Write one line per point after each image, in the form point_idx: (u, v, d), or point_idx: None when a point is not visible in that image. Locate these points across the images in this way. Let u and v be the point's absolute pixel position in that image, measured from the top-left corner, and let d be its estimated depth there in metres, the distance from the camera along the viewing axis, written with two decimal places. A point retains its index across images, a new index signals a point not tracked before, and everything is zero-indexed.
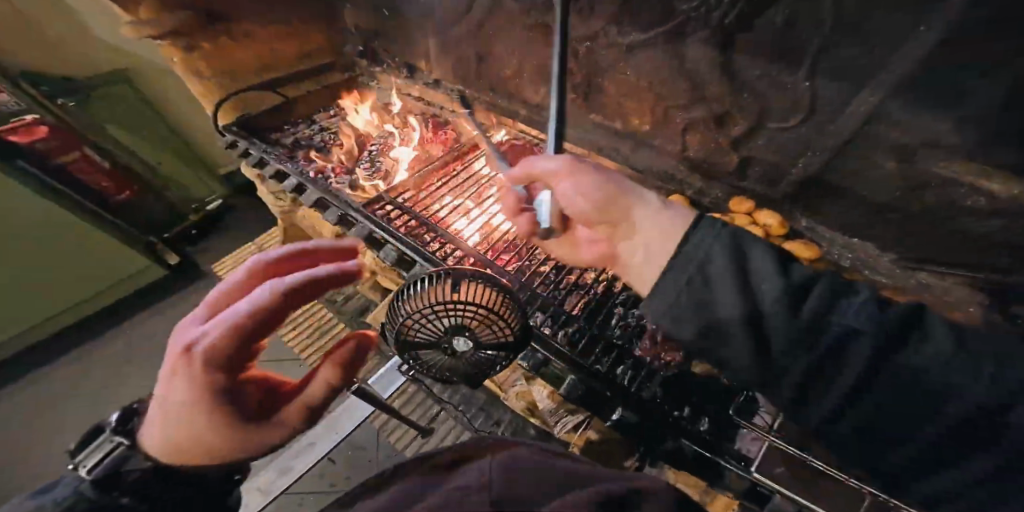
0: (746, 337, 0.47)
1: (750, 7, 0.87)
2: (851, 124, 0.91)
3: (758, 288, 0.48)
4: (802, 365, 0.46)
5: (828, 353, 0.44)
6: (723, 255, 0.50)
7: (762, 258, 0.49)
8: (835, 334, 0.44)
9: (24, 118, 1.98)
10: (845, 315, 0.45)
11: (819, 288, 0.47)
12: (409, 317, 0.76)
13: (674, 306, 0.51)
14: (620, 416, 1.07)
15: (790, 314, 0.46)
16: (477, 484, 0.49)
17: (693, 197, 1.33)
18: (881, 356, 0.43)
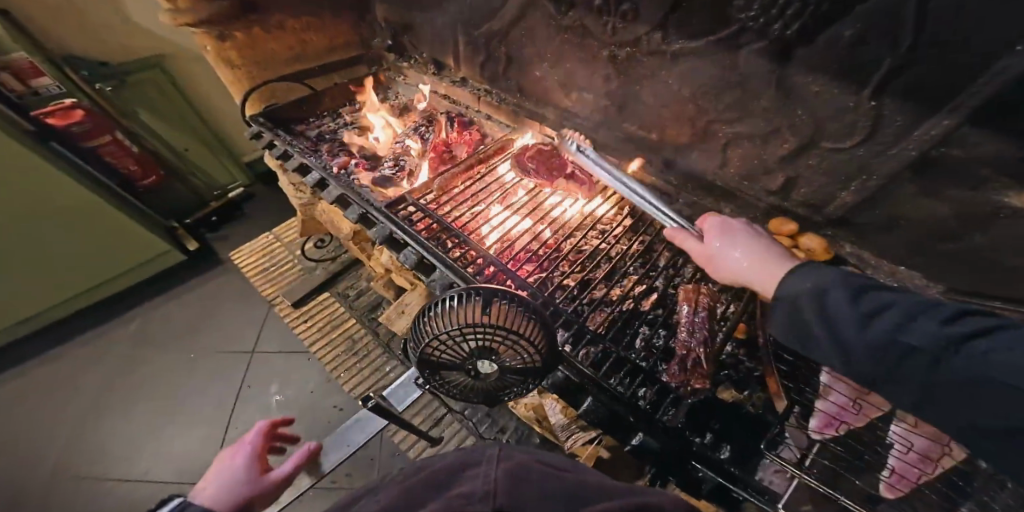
0: (838, 349, 0.61)
1: (816, 20, 0.80)
2: (915, 149, 0.82)
3: (838, 321, 0.60)
4: (900, 372, 0.55)
5: (916, 363, 0.53)
6: (810, 297, 0.63)
7: (839, 295, 0.60)
8: (915, 348, 0.53)
9: (63, 102, 2.05)
10: (918, 340, 0.52)
11: (902, 314, 0.55)
12: (436, 337, 0.74)
13: (787, 329, 0.68)
14: (640, 441, 0.98)
15: (867, 341, 0.57)
16: (486, 490, 0.56)
17: (731, 215, 1.24)
18: (969, 364, 0.48)
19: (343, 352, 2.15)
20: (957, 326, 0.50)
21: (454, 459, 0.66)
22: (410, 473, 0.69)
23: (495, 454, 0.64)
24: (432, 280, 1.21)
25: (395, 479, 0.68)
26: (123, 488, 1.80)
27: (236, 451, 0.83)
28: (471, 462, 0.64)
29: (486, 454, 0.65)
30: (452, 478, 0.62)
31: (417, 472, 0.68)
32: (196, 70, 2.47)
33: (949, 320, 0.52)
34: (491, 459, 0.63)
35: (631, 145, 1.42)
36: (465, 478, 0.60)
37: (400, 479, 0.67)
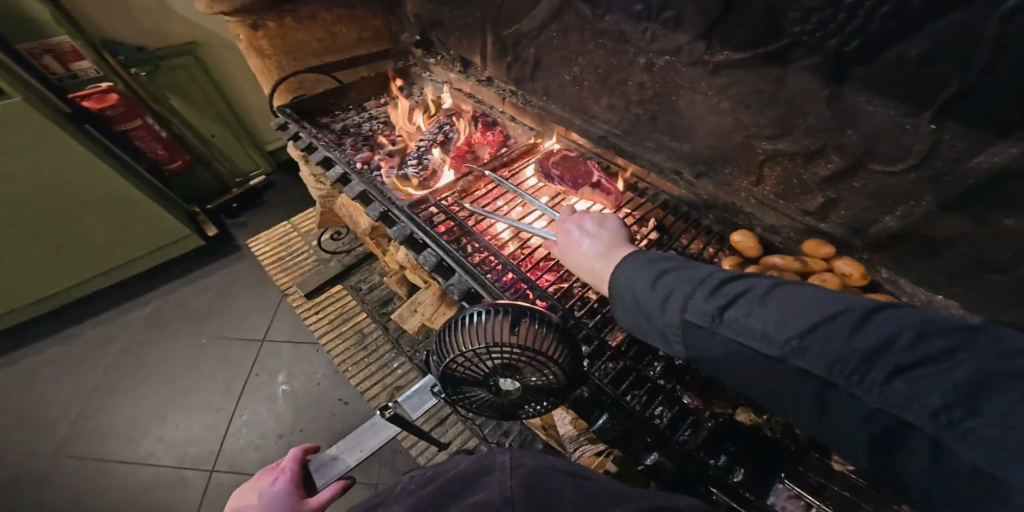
0: (657, 330, 0.68)
1: (877, 37, 0.77)
2: (974, 176, 0.77)
3: (652, 312, 0.68)
4: (698, 347, 0.63)
5: (705, 337, 0.60)
6: (629, 293, 0.72)
7: (638, 286, 0.70)
8: (698, 323, 0.61)
9: (100, 85, 2.08)
10: (700, 316, 0.61)
11: (682, 297, 0.63)
12: (459, 352, 0.71)
13: (623, 316, 0.74)
14: (654, 460, 0.98)
15: (679, 328, 0.64)
16: (499, 499, 0.54)
17: (761, 233, 1.20)
18: (735, 332, 0.57)
19: (351, 346, 2.14)
20: (720, 296, 0.59)
21: (468, 465, 0.65)
22: (422, 483, 0.67)
23: (506, 462, 0.63)
24: (450, 283, 1.20)
25: (406, 489, 0.66)
26: (131, 468, 1.83)
27: (275, 476, 0.80)
28: (484, 469, 0.63)
29: (498, 462, 0.64)
30: (467, 485, 0.60)
31: (427, 485, 0.65)
32: (226, 59, 2.52)
33: (716, 290, 0.61)
34: (504, 466, 0.62)
35: (661, 155, 1.38)
36: (479, 486, 0.58)
37: (412, 492, 0.65)
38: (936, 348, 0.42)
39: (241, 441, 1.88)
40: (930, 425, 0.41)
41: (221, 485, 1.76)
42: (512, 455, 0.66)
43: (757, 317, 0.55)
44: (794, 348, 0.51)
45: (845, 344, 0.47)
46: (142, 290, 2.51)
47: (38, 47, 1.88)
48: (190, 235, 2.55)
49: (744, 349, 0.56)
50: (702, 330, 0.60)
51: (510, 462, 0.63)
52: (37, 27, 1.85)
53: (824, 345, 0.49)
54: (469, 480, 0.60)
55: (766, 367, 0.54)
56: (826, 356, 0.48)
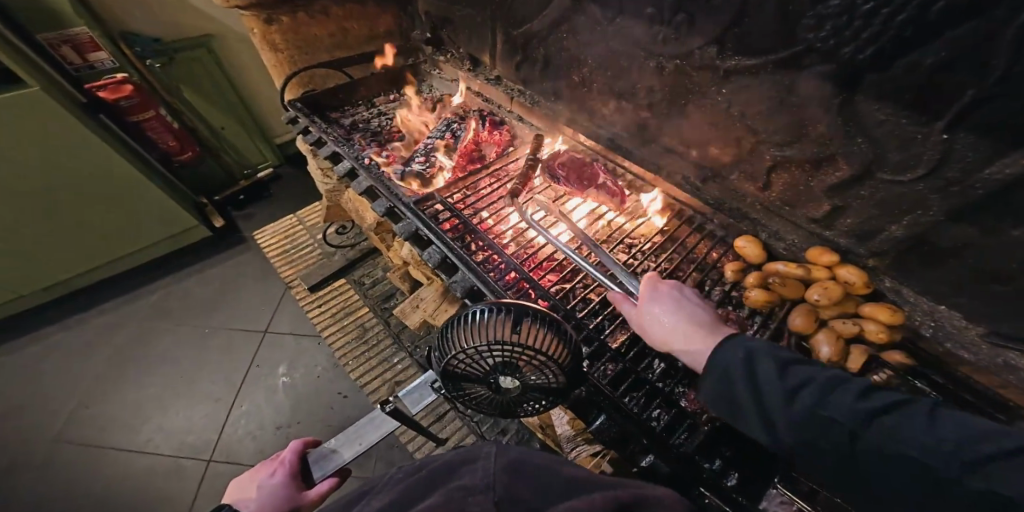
0: (765, 417, 0.66)
1: (893, 45, 0.77)
2: (985, 186, 0.77)
3: (769, 398, 0.66)
4: (818, 444, 0.61)
5: (840, 437, 0.60)
6: (745, 372, 0.69)
7: (767, 369, 0.68)
8: (837, 421, 0.60)
9: (115, 76, 2.10)
10: (841, 413, 0.60)
11: (813, 390, 0.63)
12: (460, 349, 0.70)
13: (720, 393, 0.72)
14: (650, 462, 0.93)
15: (805, 420, 0.62)
16: (481, 485, 0.54)
17: (765, 239, 1.20)
18: (882, 440, 0.57)
19: (352, 341, 2.15)
20: (861, 400, 0.61)
21: (453, 453, 0.63)
22: (409, 471, 0.64)
23: (492, 450, 0.61)
24: (453, 280, 1.19)
25: (395, 477, 0.64)
26: (130, 455, 1.84)
27: (274, 468, 0.79)
28: (469, 452, 0.62)
29: (484, 449, 0.62)
30: (453, 468, 0.59)
31: (414, 473, 0.63)
32: (239, 52, 2.55)
33: (864, 395, 0.61)
34: (489, 450, 0.61)
35: (668, 159, 1.38)
36: (462, 471, 0.57)
37: (398, 481, 0.62)
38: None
39: (239, 431, 1.89)
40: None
41: (218, 474, 1.77)
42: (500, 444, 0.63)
43: (916, 430, 0.56)
44: (939, 455, 0.53)
45: None
46: (148, 279, 2.53)
47: (57, 37, 1.91)
48: (198, 226, 2.58)
49: (884, 454, 0.57)
50: (840, 428, 0.60)
51: (496, 450, 0.61)
52: (57, 18, 1.89)
53: (965, 453, 0.52)
54: (453, 463, 0.60)
55: (882, 453, 0.57)
56: (957, 452, 0.52)
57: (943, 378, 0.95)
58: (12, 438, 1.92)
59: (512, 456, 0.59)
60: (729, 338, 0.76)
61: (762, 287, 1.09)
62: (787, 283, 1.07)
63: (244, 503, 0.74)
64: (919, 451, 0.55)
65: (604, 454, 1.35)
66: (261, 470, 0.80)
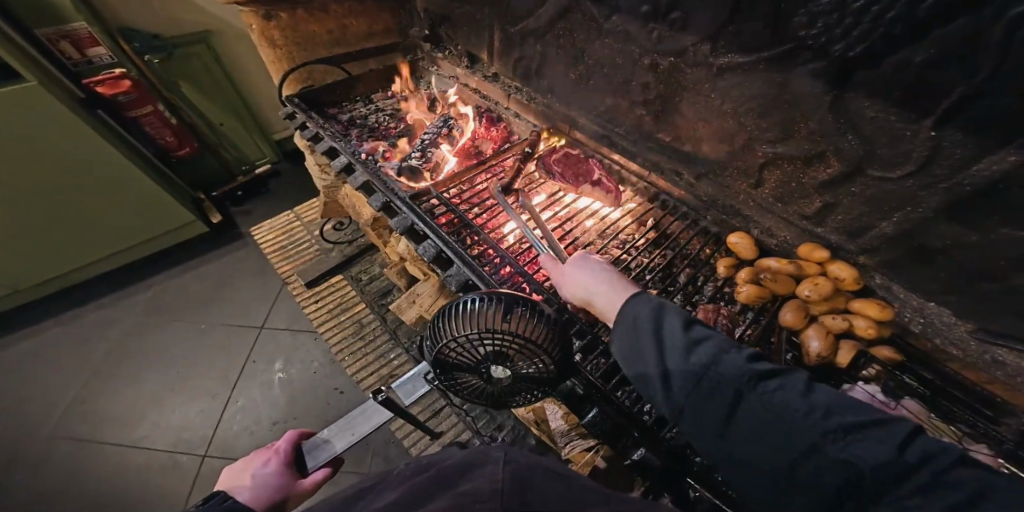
0: (662, 372, 0.67)
1: (884, 42, 0.77)
2: (974, 183, 0.78)
3: (669, 350, 0.68)
4: (705, 401, 0.62)
5: (723, 393, 0.61)
6: (653, 324, 0.72)
7: (675, 325, 0.71)
8: (723, 377, 0.61)
9: (114, 72, 2.09)
10: (734, 371, 0.62)
11: (712, 348, 0.65)
12: (452, 338, 0.70)
13: (628, 351, 0.74)
14: (641, 456, 0.92)
15: (694, 372, 0.64)
16: (488, 492, 0.54)
17: (757, 236, 1.21)
18: (762, 401, 0.58)
19: (349, 336, 2.16)
20: (746, 362, 0.63)
21: (461, 456, 0.64)
22: (417, 471, 0.65)
23: (501, 456, 0.62)
24: (448, 275, 1.20)
25: (403, 474, 0.65)
26: (127, 450, 1.84)
27: (267, 457, 0.79)
28: (477, 460, 0.62)
29: (494, 455, 0.63)
30: (462, 471, 0.60)
31: (421, 474, 0.63)
32: (238, 49, 2.55)
33: (752, 360, 0.64)
34: (497, 460, 0.61)
35: (663, 156, 1.39)
36: (471, 476, 0.58)
37: (406, 480, 0.62)
38: (904, 444, 0.51)
39: (236, 427, 1.90)
40: (883, 494, 0.49)
41: (214, 470, 1.78)
42: (508, 451, 0.64)
43: (796, 398, 0.57)
44: (808, 418, 0.55)
45: (889, 449, 0.50)
46: (144, 275, 2.52)
47: (56, 33, 1.90)
48: (195, 222, 2.58)
49: (762, 413, 0.58)
50: (725, 384, 0.61)
51: (505, 457, 0.62)
52: (56, 13, 1.87)
53: (831, 422, 0.54)
54: (460, 470, 0.60)
55: (755, 417, 0.58)
56: (821, 422, 0.54)
57: (931, 373, 0.97)
58: (7, 433, 1.92)
59: (520, 465, 0.60)
60: (639, 294, 0.81)
61: (755, 282, 1.10)
62: (779, 279, 1.07)
63: (235, 491, 0.73)
64: (789, 411, 0.56)
65: (598, 449, 1.35)
66: (253, 458, 0.79)
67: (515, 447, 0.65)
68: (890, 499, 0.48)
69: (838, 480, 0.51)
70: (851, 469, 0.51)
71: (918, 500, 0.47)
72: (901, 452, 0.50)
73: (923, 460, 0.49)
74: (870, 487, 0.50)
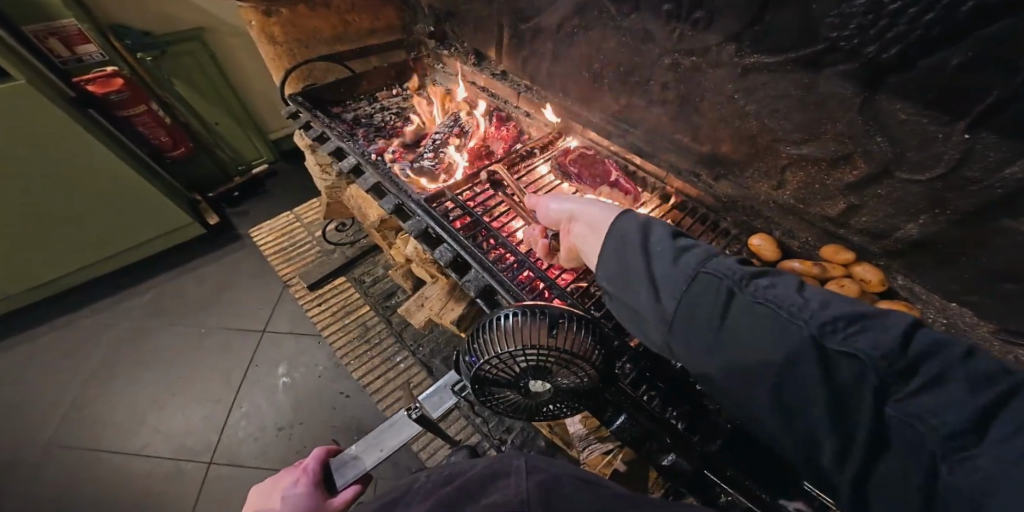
0: (650, 283, 0.64)
1: (920, 45, 0.76)
2: (1008, 186, 0.78)
3: (657, 260, 0.65)
4: (695, 307, 0.59)
5: (716, 296, 0.58)
6: (639, 235, 0.69)
7: (662, 235, 0.67)
8: (714, 278, 0.59)
9: (106, 69, 2.01)
10: (726, 274, 0.58)
11: (702, 254, 0.62)
12: (492, 355, 0.68)
13: (612, 265, 0.70)
14: (671, 461, 0.93)
15: (686, 280, 0.61)
16: (515, 502, 0.51)
17: (779, 237, 1.21)
18: (755, 300, 0.55)
19: (354, 339, 2.12)
20: (736, 264, 0.60)
21: (482, 465, 0.61)
22: (438, 482, 0.60)
23: (522, 464, 0.59)
24: (467, 280, 1.20)
25: (423, 487, 0.59)
26: (126, 459, 1.79)
27: (296, 477, 0.77)
28: (500, 470, 0.59)
29: (514, 463, 0.59)
30: (485, 481, 0.57)
31: (444, 485, 0.59)
32: (233, 45, 2.46)
33: (743, 263, 0.61)
34: (520, 470, 0.57)
35: (680, 157, 1.38)
36: (495, 487, 0.55)
37: (429, 492, 0.58)
38: (906, 339, 0.47)
39: (240, 433, 1.85)
40: (883, 393, 0.46)
41: (218, 477, 1.74)
42: (527, 457, 0.61)
43: (789, 294, 0.54)
44: (807, 312, 0.51)
45: (885, 339, 0.47)
46: (138, 279, 2.45)
47: (43, 30, 1.82)
48: (191, 223, 2.50)
49: (754, 311, 0.55)
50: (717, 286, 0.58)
51: (526, 465, 0.58)
52: (44, 9, 1.79)
53: (833, 316, 0.50)
54: (483, 483, 0.57)
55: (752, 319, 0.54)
56: (823, 320, 0.50)
57: None
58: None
59: (546, 473, 0.57)
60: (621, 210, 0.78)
61: None
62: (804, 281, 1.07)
63: None
64: (786, 308, 0.53)
65: (617, 452, 1.36)
66: (281, 478, 0.77)
67: (537, 453, 0.61)
68: (898, 399, 0.45)
69: (832, 374, 0.48)
70: (857, 366, 0.47)
71: (922, 400, 0.44)
72: (904, 347, 0.47)
73: (928, 355, 0.46)
74: (873, 381, 0.46)
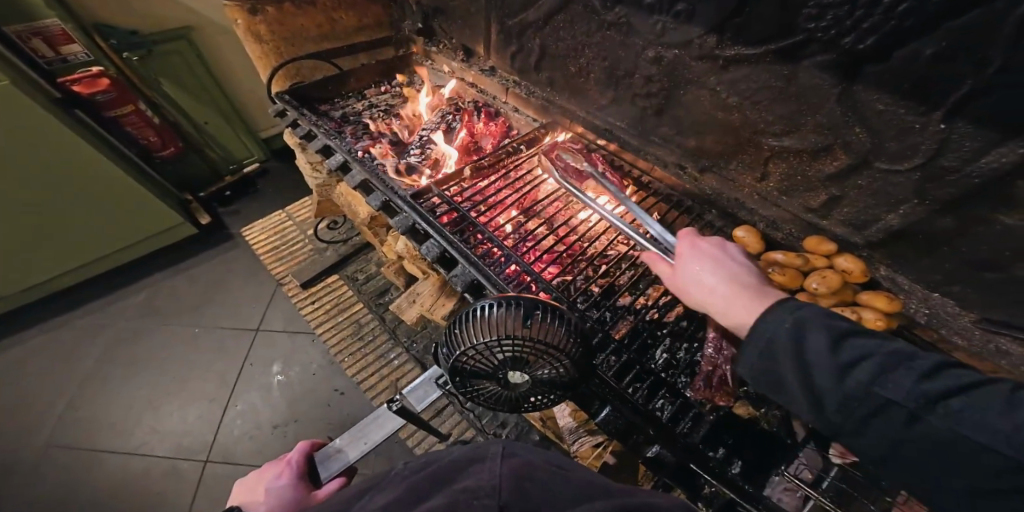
0: (810, 394, 0.61)
1: (893, 36, 0.77)
2: (983, 175, 0.78)
3: (817, 371, 0.61)
4: (869, 424, 0.57)
5: (893, 418, 0.55)
6: (793, 338, 0.63)
7: (818, 338, 0.62)
8: (891, 403, 0.55)
9: (91, 69, 2.01)
10: (900, 393, 0.55)
11: (869, 365, 0.58)
12: (469, 346, 0.69)
13: (757, 364, 0.67)
14: (656, 452, 0.94)
15: (852, 396, 0.58)
16: (488, 489, 0.51)
17: (763, 230, 1.23)
18: (941, 423, 0.52)
19: (347, 336, 2.13)
20: (881, 366, 0.57)
21: (459, 452, 0.60)
22: (415, 468, 0.60)
23: (500, 450, 0.58)
24: (454, 275, 1.18)
25: (400, 473, 0.60)
26: (122, 458, 1.80)
27: (280, 470, 0.77)
28: (476, 456, 0.59)
29: (492, 449, 0.59)
30: (461, 466, 0.57)
31: (421, 470, 0.59)
32: (221, 44, 2.44)
33: (926, 374, 0.56)
34: (496, 455, 0.57)
35: (667, 150, 1.38)
36: (469, 472, 0.55)
37: (405, 477, 0.58)
38: None
39: (235, 432, 1.86)
40: None
41: (215, 476, 1.74)
42: (506, 444, 0.61)
43: (983, 416, 0.50)
44: (978, 419, 0.50)
45: None
46: (131, 280, 2.45)
47: (27, 30, 1.80)
48: (183, 224, 2.50)
49: (940, 438, 0.52)
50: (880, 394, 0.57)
51: (504, 450, 0.58)
52: (26, 8, 1.77)
53: (986, 417, 0.50)
54: (461, 467, 0.56)
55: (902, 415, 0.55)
56: (995, 424, 0.49)
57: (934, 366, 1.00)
58: None
59: (521, 459, 0.57)
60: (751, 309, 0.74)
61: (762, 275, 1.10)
62: (786, 272, 1.08)
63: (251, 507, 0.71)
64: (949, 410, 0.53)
65: (607, 445, 1.37)
66: (266, 471, 0.78)
67: (516, 441, 0.61)
68: None
69: None
70: None
71: None
72: None
73: None
74: None
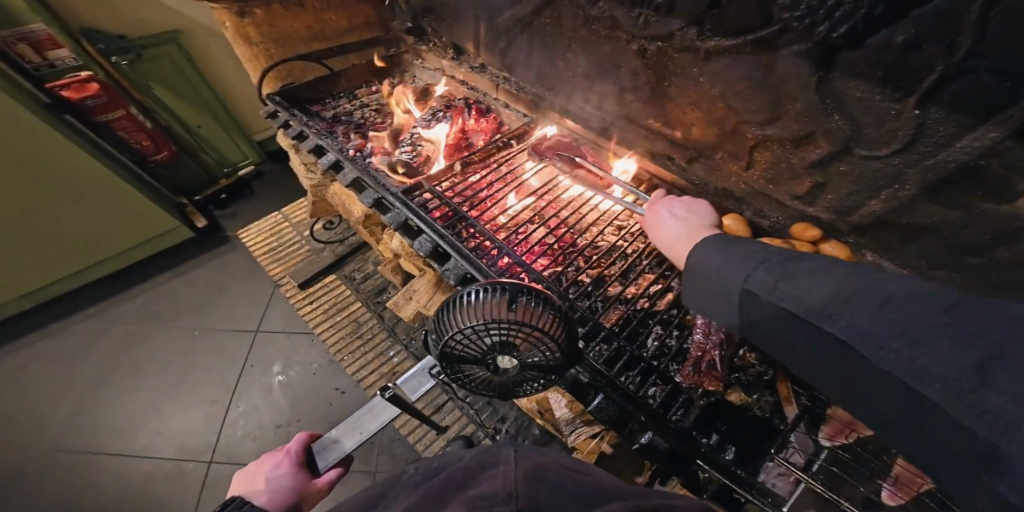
0: (723, 306, 0.64)
1: (865, 25, 0.78)
2: (958, 159, 0.80)
3: (722, 287, 0.64)
4: (766, 326, 0.57)
5: (772, 316, 0.55)
6: (711, 261, 0.67)
7: (721, 258, 0.65)
8: (761, 299, 0.56)
9: (80, 74, 2.03)
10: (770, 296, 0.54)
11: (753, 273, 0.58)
12: (457, 330, 0.71)
13: (695, 291, 0.71)
14: (649, 440, 0.97)
15: (748, 306, 0.59)
16: (503, 491, 0.50)
17: (751, 218, 1.26)
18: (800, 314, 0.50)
19: (346, 335, 2.15)
20: (760, 268, 0.58)
21: (471, 458, 0.60)
22: (427, 474, 0.61)
23: (511, 456, 0.58)
24: (446, 269, 1.19)
25: (412, 479, 0.60)
26: (125, 460, 1.83)
27: (278, 460, 0.79)
28: (488, 461, 0.58)
29: (504, 454, 0.59)
30: (474, 470, 0.57)
31: (432, 477, 0.59)
32: (212, 48, 2.45)
33: (793, 266, 0.53)
34: (508, 459, 0.57)
35: (655, 142, 1.41)
36: (482, 475, 0.54)
37: (417, 483, 0.59)
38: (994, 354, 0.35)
39: (238, 432, 1.89)
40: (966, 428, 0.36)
41: (219, 476, 1.77)
42: (517, 449, 0.61)
43: (827, 305, 0.47)
44: (865, 325, 0.43)
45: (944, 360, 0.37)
46: (131, 284, 2.46)
47: (12, 35, 1.81)
48: (179, 228, 2.51)
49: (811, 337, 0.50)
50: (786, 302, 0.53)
51: (515, 455, 0.58)
52: (9, 13, 1.79)
53: (841, 304, 0.46)
54: (473, 472, 0.55)
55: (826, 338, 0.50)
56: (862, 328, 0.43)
57: None
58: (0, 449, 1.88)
59: (533, 463, 0.56)
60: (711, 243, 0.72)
61: None
62: None
63: (251, 495, 0.73)
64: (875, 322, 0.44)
65: (603, 436, 1.40)
66: (263, 461, 0.80)
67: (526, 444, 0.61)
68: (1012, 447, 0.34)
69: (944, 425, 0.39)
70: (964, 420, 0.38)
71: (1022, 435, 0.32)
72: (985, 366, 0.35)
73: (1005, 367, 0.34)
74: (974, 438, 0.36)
